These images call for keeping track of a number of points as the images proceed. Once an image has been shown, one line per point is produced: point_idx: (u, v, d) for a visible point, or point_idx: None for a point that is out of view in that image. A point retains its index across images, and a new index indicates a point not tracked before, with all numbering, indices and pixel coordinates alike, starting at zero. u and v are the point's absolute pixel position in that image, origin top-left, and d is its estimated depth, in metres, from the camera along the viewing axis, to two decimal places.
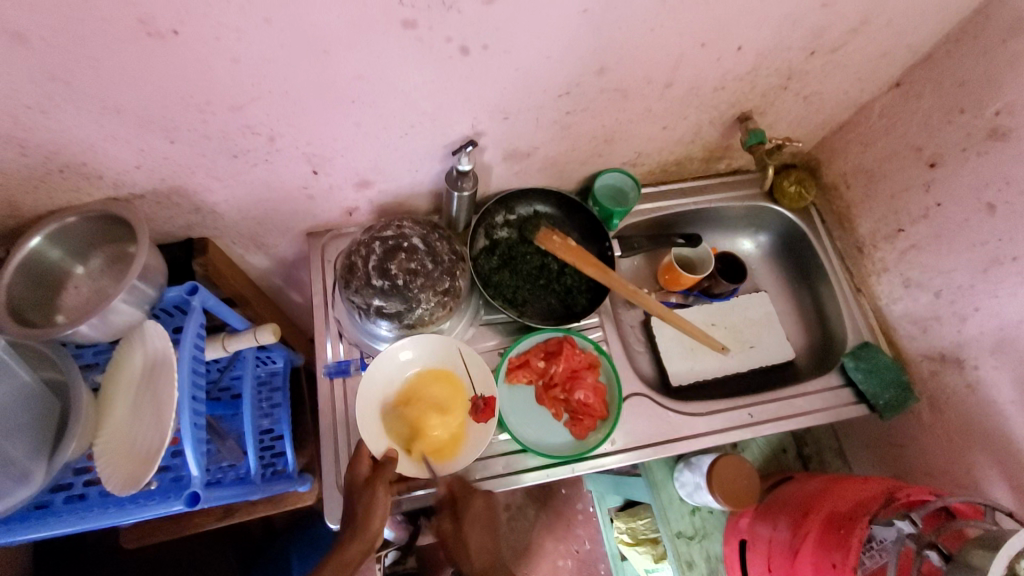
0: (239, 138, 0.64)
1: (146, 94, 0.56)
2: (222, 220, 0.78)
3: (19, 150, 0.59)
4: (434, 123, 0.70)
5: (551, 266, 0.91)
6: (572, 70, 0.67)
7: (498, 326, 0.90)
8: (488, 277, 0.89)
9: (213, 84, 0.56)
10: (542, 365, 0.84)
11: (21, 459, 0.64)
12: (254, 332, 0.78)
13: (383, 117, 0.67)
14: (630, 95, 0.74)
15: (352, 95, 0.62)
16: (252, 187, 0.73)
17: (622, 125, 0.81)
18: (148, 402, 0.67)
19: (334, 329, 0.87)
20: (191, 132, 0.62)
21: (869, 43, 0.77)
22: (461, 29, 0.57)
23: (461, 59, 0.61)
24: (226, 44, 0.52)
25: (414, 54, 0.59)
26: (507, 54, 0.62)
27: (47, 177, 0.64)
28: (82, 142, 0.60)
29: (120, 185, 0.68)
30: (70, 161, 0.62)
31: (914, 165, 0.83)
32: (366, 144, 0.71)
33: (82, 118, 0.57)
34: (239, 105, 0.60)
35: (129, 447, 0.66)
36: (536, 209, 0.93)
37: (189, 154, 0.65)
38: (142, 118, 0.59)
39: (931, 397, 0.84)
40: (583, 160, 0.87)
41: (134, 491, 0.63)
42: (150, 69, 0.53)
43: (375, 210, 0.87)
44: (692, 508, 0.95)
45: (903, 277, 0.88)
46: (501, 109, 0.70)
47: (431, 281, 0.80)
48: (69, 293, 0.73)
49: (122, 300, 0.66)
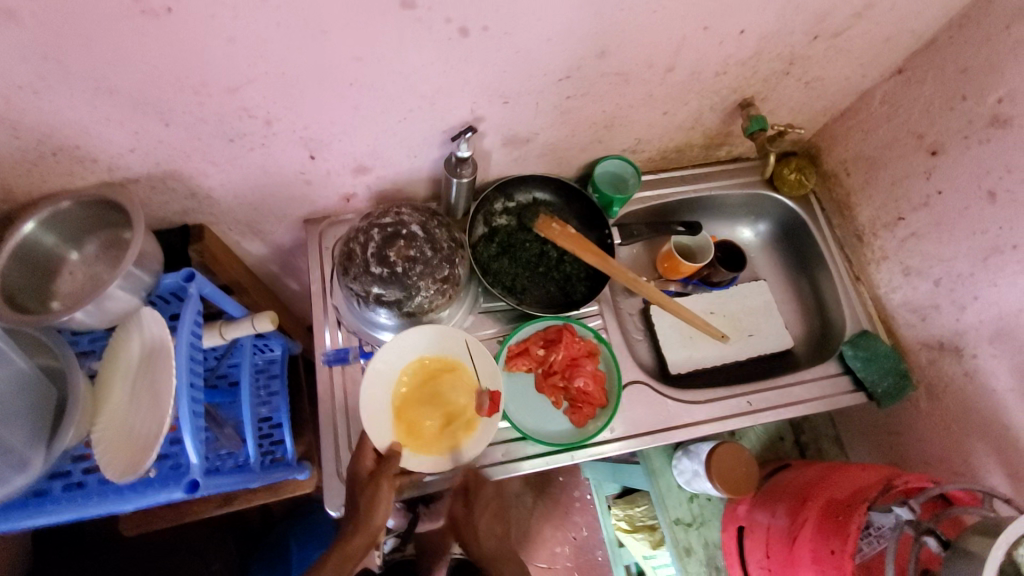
0: (235, 122, 0.63)
1: (139, 75, 0.55)
2: (218, 206, 0.78)
3: (10, 132, 0.58)
4: (433, 107, 0.69)
5: (551, 254, 0.90)
6: (573, 53, 0.66)
7: (498, 314, 0.89)
8: (487, 264, 0.89)
9: (209, 66, 0.55)
10: (541, 353, 0.84)
11: (19, 446, 0.63)
12: (252, 319, 0.78)
13: (381, 101, 0.66)
14: (631, 80, 0.74)
15: (350, 78, 0.61)
16: (249, 172, 0.72)
17: (623, 111, 0.80)
18: (146, 389, 0.66)
19: (332, 317, 0.87)
20: (185, 114, 0.61)
21: (872, 27, 0.76)
22: (461, 10, 0.56)
23: (461, 42, 0.60)
24: (221, 24, 0.51)
25: (414, 36, 0.58)
26: (507, 36, 0.61)
27: (40, 160, 0.63)
28: (75, 124, 0.59)
29: (114, 169, 0.67)
30: (63, 144, 0.61)
31: (916, 153, 0.83)
32: (364, 128, 0.70)
33: (74, 100, 0.56)
34: (235, 87, 0.59)
35: (128, 436, 0.66)
36: (536, 197, 0.92)
37: (184, 137, 0.64)
38: (136, 100, 0.58)
39: (928, 385, 0.84)
40: (583, 146, 0.87)
41: (133, 478, 0.62)
42: (144, 50, 0.52)
43: (373, 197, 0.87)
44: (690, 495, 0.96)
45: (903, 265, 0.88)
46: (501, 93, 0.69)
47: (430, 268, 0.80)
48: (64, 279, 0.72)
49: (118, 286, 0.66)
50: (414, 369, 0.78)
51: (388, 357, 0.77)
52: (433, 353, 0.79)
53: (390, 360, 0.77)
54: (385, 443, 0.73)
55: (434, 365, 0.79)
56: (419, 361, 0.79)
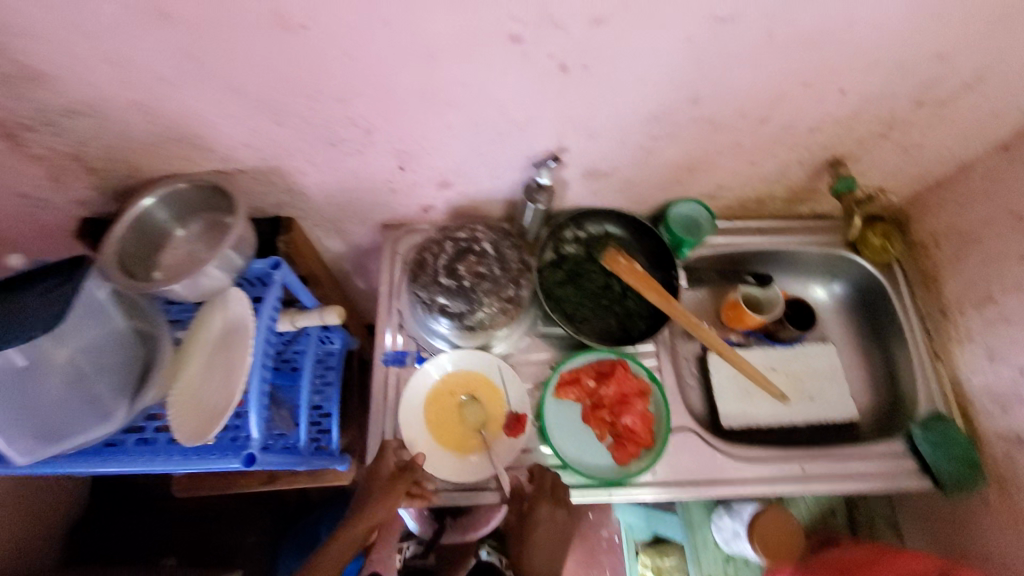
0: (339, 128, 0.68)
1: (267, 79, 0.60)
2: (309, 202, 0.83)
3: (148, 117, 0.65)
4: (522, 134, 0.72)
5: (615, 289, 0.91)
6: (665, 97, 0.67)
7: (555, 340, 0.89)
8: (550, 289, 0.90)
9: (326, 77, 0.61)
10: (592, 384, 0.83)
11: (105, 397, 0.70)
12: (322, 313, 0.83)
13: (475, 123, 0.69)
14: (721, 128, 0.74)
15: (449, 100, 0.65)
16: (343, 175, 0.77)
17: (707, 156, 0.80)
18: (224, 363, 0.71)
19: (394, 320, 0.88)
20: (297, 118, 0.66)
21: (983, 101, 0.73)
22: (565, 47, 0.59)
23: (559, 76, 0.63)
24: (345, 41, 0.56)
25: (516, 67, 0.61)
26: (604, 74, 0.63)
27: (167, 145, 0.70)
28: (202, 117, 0.65)
29: (226, 159, 0.73)
30: (189, 133, 0.68)
31: (1016, 234, 0.78)
32: (453, 147, 0.73)
33: (206, 96, 0.62)
34: (345, 98, 0.64)
35: (202, 402, 0.71)
36: (607, 230, 0.93)
37: (292, 137, 0.69)
38: (257, 101, 0.63)
39: (1004, 482, 0.78)
40: (660, 186, 0.87)
41: (199, 443, 0.67)
42: (275, 59, 0.58)
43: (450, 210, 0.90)
44: (727, 556, 0.92)
45: (989, 349, 0.82)
46: (588, 127, 0.72)
47: (497, 286, 0.83)
48: (168, 253, 0.78)
49: (216, 266, 0.71)
50: (449, 382, 0.82)
51: (432, 364, 0.82)
52: (468, 370, 0.83)
53: (433, 370, 0.82)
54: (418, 448, 0.78)
55: (467, 381, 0.83)
56: (452, 375, 0.83)
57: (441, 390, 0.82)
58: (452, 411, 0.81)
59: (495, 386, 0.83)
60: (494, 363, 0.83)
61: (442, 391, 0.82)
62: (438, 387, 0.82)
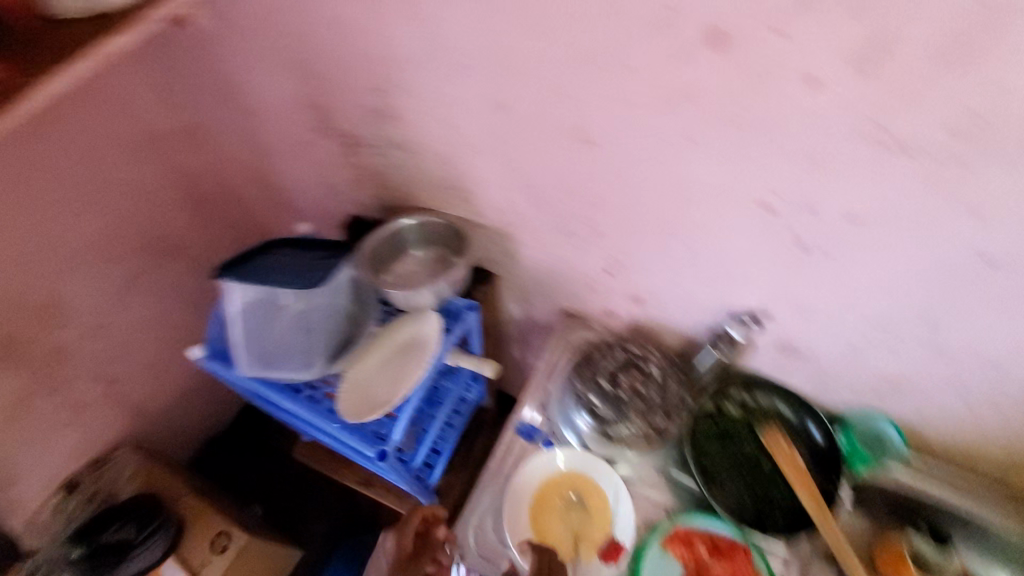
0: (577, 222, 0.80)
1: (542, 168, 0.74)
2: (518, 270, 0.95)
3: (443, 165, 0.83)
4: (730, 287, 0.76)
5: (764, 465, 0.83)
6: (891, 305, 0.67)
7: (682, 492, 0.84)
8: (698, 440, 0.85)
9: (588, 182, 0.73)
10: (704, 554, 0.77)
11: (315, 352, 0.85)
12: (481, 361, 0.90)
13: (693, 262, 0.75)
14: (946, 358, 0.69)
15: (681, 234, 0.72)
16: (558, 258, 0.88)
17: (918, 380, 0.75)
18: (397, 367, 0.83)
19: (537, 398, 0.92)
20: (548, 203, 0.79)
21: None
22: (808, 228, 0.63)
23: (791, 250, 0.66)
24: (619, 160, 0.68)
25: (753, 228, 0.66)
26: (837, 264, 0.65)
27: (443, 188, 0.88)
28: (480, 178, 0.82)
29: (476, 214, 0.89)
30: (463, 186, 0.85)
31: None
32: (663, 273, 0.80)
33: (492, 165, 0.78)
34: (594, 202, 0.75)
35: (367, 389, 0.82)
36: (776, 406, 0.87)
37: (536, 216, 0.82)
38: (525, 181, 0.78)
39: None
40: (853, 388, 0.83)
41: (353, 421, 0.78)
42: (558, 156, 0.72)
43: (630, 325, 0.95)
44: None
45: None
46: (800, 304, 0.73)
47: (649, 411, 0.84)
48: (401, 265, 0.92)
49: (429, 291, 0.85)
50: (563, 479, 0.84)
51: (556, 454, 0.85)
52: (586, 477, 0.84)
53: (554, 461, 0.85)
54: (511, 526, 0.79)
55: (579, 486, 0.83)
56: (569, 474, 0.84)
57: (553, 483, 0.84)
58: (553, 508, 0.82)
59: (604, 503, 0.82)
60: (614, 481, 0.83)
61: (554, 484, 0.83)
62: (552, 478, 0.84)
